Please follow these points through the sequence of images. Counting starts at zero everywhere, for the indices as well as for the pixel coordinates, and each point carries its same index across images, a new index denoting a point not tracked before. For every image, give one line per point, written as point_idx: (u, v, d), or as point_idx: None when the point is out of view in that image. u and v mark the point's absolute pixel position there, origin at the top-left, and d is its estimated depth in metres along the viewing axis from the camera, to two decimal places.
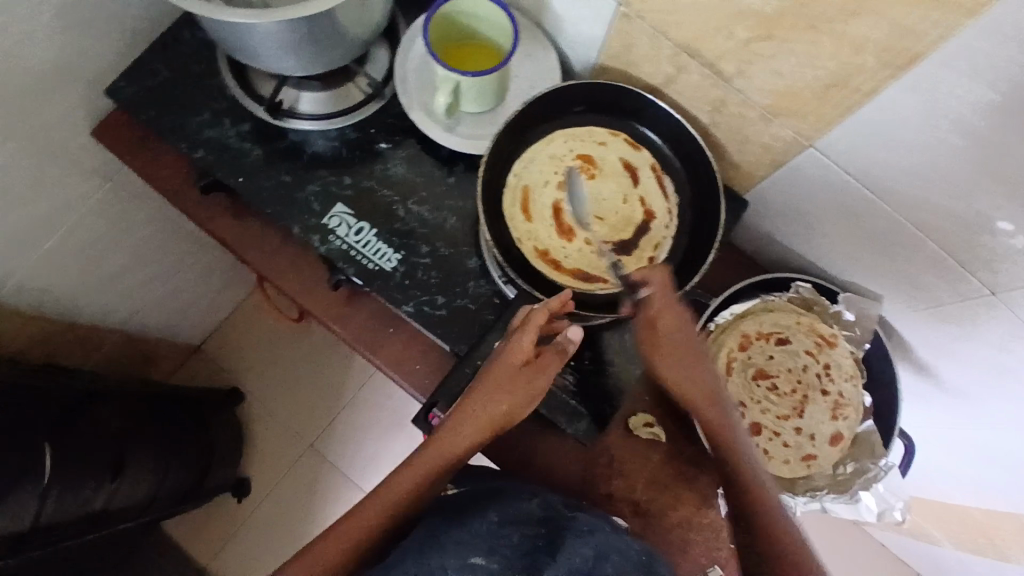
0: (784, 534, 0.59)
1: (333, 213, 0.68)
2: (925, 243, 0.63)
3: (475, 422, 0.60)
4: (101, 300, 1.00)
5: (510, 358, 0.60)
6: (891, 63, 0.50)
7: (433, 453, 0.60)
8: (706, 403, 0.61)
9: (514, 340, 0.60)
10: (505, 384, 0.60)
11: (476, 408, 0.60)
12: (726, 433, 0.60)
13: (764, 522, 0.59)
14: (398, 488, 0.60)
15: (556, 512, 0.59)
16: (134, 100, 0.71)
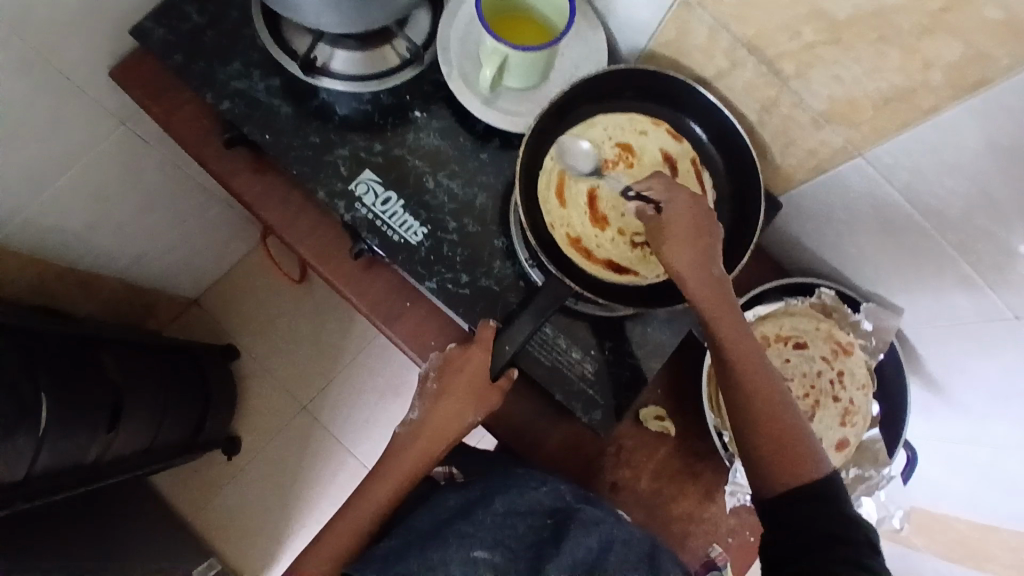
0: (777, 415, 0.56)
1: (361, 179, 0.66)
2: (958, 263, 0.63)
3: (435, 434, 0.62)
4: (103, 245, 0.98)
5: (466, 377, 0.61)
6: (960, 82, 0.48)
7: (400, 467, 0.62)
8: (706, 284, 0.58)
9: (469, 361, 0.61)
10: (464, 402, 0.61)
11: (434, 420, 0.62)
12: (727, 317, 0.57)
13: (762, 403, 0.56)
14: (374, 495, 0.61)
15: (565, 503, 0.60)
16: (160, 42, 0.67)
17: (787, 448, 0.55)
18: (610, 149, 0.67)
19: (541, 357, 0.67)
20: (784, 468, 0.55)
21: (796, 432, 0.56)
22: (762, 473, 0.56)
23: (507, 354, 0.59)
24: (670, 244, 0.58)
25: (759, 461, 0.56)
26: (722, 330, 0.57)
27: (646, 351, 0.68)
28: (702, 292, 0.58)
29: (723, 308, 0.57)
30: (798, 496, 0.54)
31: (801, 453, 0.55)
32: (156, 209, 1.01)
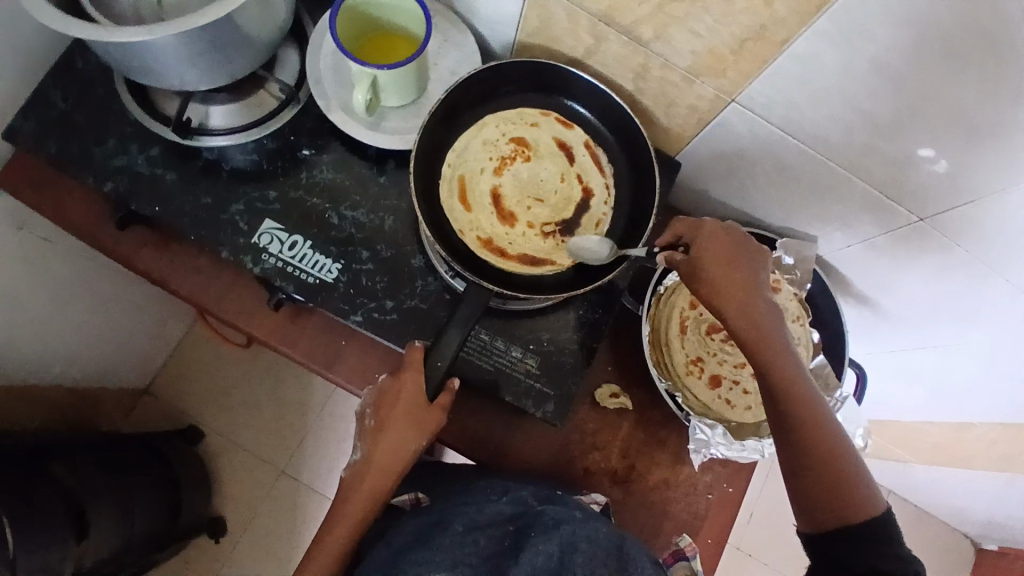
0: (836, 463, 0.53)
1: (263, 230, 0.65)
2: (853, 182, 0.65)
3: (382, 468, 0.62)
4: (30, 355, 0.94)
5: (404, 404, 0.60)
6: (800, 13, 0.50)
7: (354, 507, 0.61)
8: (762, 329, 0.55)
9: (405, 391, 0.60)
10: (412, 431, 0.61)
11: (382, 454, 0.61)
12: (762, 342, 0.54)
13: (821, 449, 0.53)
14: (335, 540, 0.61)
15: (527, 506, 0.60)
16: (27, 137, 0.65)
17: (846, 495, 0.52)
18: (505, 146, 0.68)
19: (483, 363, 0.67)
20: (839, 510, 0.52)
21: (856, 478, 0.53)
22: (812, 514, 0.54)
23: (441, 370, 0.58)
24: (716, 289, 0.55)
25: (811, 505, 0.53)
26: (777, 378, 0.54)
27: (584, 334, 0.68)
28: (756, 335, 0.54)
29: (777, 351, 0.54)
30: (850, 540, 0.52)
31: (855, 496, 0.52)
32: (77, 305, 0.98)
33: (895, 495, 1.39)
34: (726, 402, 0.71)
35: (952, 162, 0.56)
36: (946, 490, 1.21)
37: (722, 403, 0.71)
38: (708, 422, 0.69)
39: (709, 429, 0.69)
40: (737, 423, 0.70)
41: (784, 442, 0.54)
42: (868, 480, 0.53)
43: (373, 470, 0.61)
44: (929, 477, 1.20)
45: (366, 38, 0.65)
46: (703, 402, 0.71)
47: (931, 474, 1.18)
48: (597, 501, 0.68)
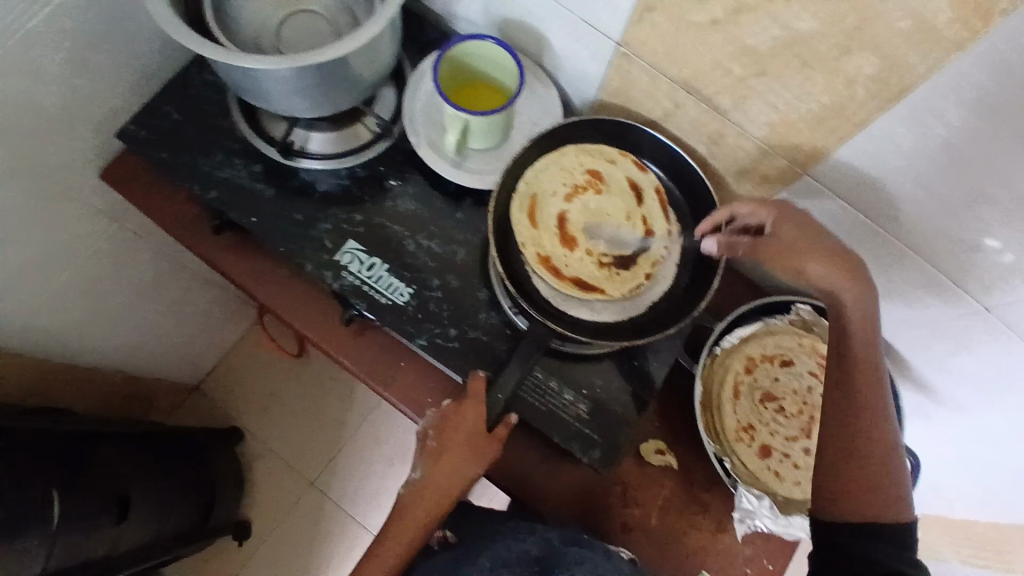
0: (883, 456, 0.56)
1: (345, 249, 0.69)
2: (917, 262, 0.65)
3: (438, 494, 0.63)
4: (100, 343, 1.00)
5: (464, 434, 0.62)
6: (881, 96, 0.52)
7: (408, 528, 0.63)
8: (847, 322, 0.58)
9: (465, 419, 0.62)
10: (470, 462, 0.62)
11: (438, 480, 0.63)
12: (856, 314, 0.57)
13: (872, 434, 0.56)
14: (389, 559, 0.63)
15: (554, 548, 0.60)
16: (143, 140, 0.71)
17: (878, 490, 0.56)
18: (580, 175, 0.70)
19: (535, 403, 0.68)
20: (867, 504, 0.55)
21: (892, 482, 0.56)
22: (833, 496, 0.57)
23: (500, 402, 0.62)
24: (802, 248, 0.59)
25: (845, 484, 0.56)
26: (859, 371, 0.57)
27: (637, 384, 0.69)
28: (852, 313, 0.57)
29: (862, 335, 0.57)
30: (870, 534, 0.55)
31: (886, 495, 0.56)
32: (153, 301, 1.04)
33: None
34: (775, 475, 0.70)
35: (1017, 254, 0.57)
36: None
37: (770, 475, 0.70)
38: (755, 492, 0.68)
39: (755, 500, 0.68)
40: (784, 497, 0.69)
41: (841, 413, 0.57)
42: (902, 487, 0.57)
43: (428, 496, 0.63)
44: None
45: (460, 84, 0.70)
46: (751, 472, 0.70)
47: None
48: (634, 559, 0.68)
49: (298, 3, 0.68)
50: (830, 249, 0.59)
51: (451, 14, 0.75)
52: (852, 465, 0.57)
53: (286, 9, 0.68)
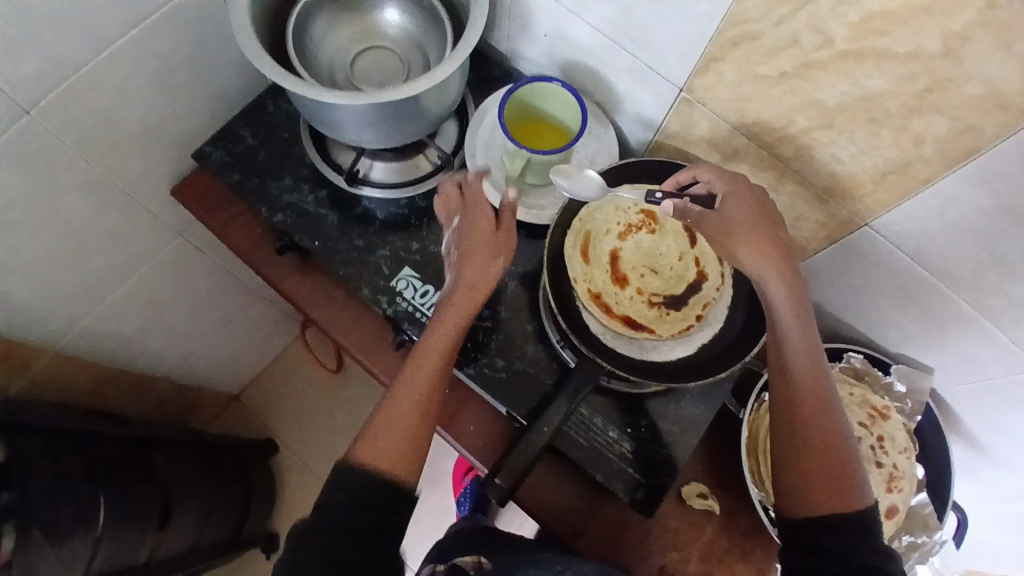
0: (829, 443, 0.55)
1: (401, 275, 0.71)
2: (977, 320, 0.64)
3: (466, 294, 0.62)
4: (153, 349, 1.03)
5: (484, 214, 0.65)
6: (950, 156, 0.52)
7: (407, 396, 0.58)
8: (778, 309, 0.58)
9: (477, 216, 0.65)
10: (488, 245, 0.63)
11: (443, 330, 0.61)
12: (787, 308, 0.58)
13: (813, 423, 0.56)
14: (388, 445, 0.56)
15: None
16: (217, 162, 0.75)
17: (836, 482, 0.54)
18: (634, 215, 0.71)
19: (579, 438, 0.68)
20: (825, 493, 0.53)
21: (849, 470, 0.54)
22: (798, 495, 0.55)
23: (545, 436, 0.61)
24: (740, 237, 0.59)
25: (799, 480, 0.55)
26: (790, 359, 0.58)
27: (682, 427, 0.69)
28: (780, 305, 0.58)
29: (795, 328, 0.58)
30: (834, 530, 0.52)
31: (842, 483, 0.54)
32: (206, 311, 1.08)
33: None
34: None
35: None
36: None
37: None
38: None
39: None
40: None
41: (784, 408, 0.57)
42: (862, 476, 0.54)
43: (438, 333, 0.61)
44: None
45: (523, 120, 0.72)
46: None
47: None
48: None
49: (373, 39, 0.72)
50: (776, 237, 0.59)
51: (514, 52, 0.79)
52: (800, 458, 0.55)
53: (361, 44, 0.72)
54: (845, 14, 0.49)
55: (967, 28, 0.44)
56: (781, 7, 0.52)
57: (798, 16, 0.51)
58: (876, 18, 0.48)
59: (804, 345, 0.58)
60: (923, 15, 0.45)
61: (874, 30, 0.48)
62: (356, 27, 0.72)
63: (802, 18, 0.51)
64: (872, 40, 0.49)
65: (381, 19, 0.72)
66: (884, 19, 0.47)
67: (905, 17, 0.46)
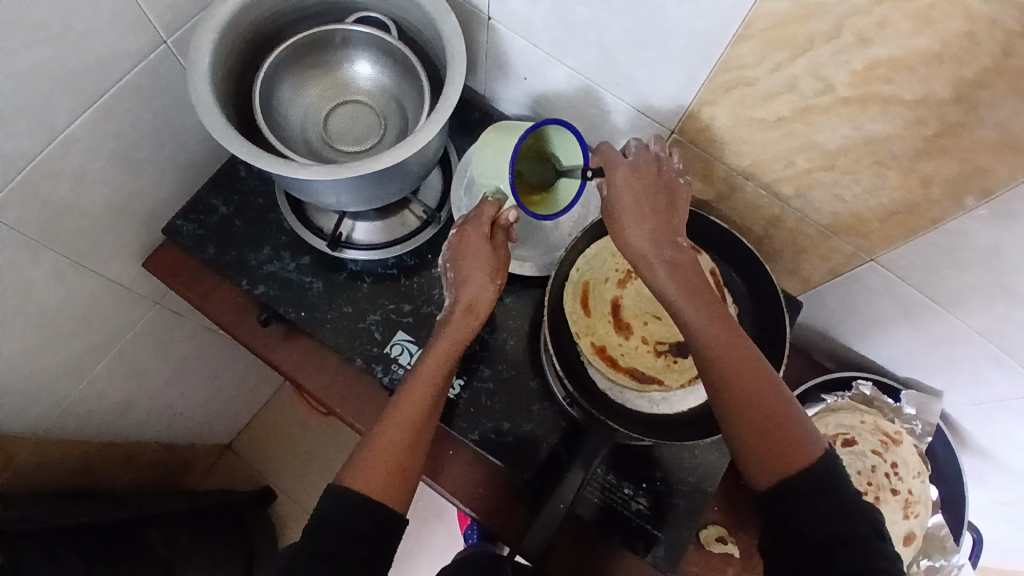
0: (758, 400, 0.52)
1: (395, 341, 0.68)
2: (985, 344, 0.63)
3: (468, 314, 0.60)
4: (139, 418, 0.99)
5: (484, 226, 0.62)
6: (959, 198, 0.51)
7: (407, 411, 0.56)
8: (675, 285, 0.56)
9: (470, 232, 0.62)
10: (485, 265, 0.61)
11: (438, 355, 0.58)
12: (681, 280, 0.56)
13: (734, 387, 0.52)
14: (384, 454, 0.54)
15: None
16: (190, 235, 0.71)
17: (781, 439, 0.50)
18: None
19: (594, 497, 0.66)
20: (773, 453, 0.50)
21: (786, 422, 0.51)
22: (753, 459, 0.51)
23: (563, 511, 0.58)
24: (628, 220, 0.57)
25: (749, 448, 0.51)
26: (699, 331, 0.54)
27: (698, 475, 0.67)
28: (668, 284, 0.56)
29: (687, 299, 0.55)
30: (799, 492, 0.48)
31: (788, 435, 0.50)
32: (191, 370, 1.03)
33: None
34: None
35: None
36: None
37: None
38: None
39: None
40: None
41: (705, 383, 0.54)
42: (804, 423, 0.51)
43: (442, 348, 0.58)
44: None
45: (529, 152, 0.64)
46: None
47: None
48: None
49: (344, 94, 0.69)
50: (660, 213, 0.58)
51: (495, 94, 0.76)
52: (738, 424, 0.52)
53: (334, 101, 0.69)
54: (848, 62, 0.46)
55: (979, 76, 0.42)
56: (777, 55, 0.49)
57: (796, 63, 0.49)
58: (882, 65, 0.45)
59: (707, 313, 0.55)
60: (932, 63, 0.43)
61: (879, 76, 0.46)
62: (326, 83, 0.69)
63: (801, 65, 0.49)
64: (878, 85, 0.47)
65: (352, 72, 0.69)
66: (890, 66, 0.45)
67: (913, 64, 0.44)
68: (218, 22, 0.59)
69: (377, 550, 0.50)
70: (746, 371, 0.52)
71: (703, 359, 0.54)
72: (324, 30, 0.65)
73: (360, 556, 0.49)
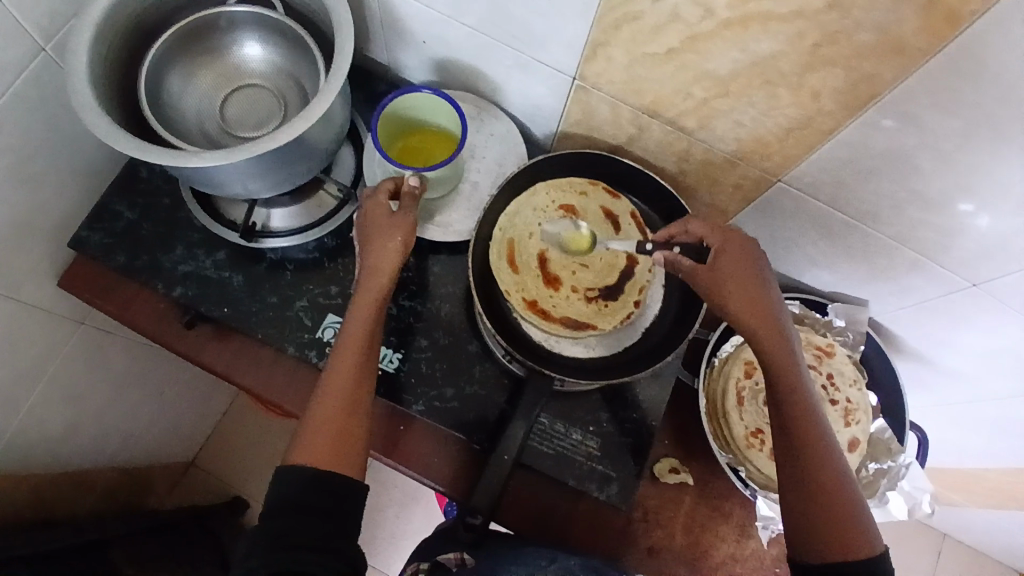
0: (839, 489, 0.54)
1: (327, 324, 0.67)
2: (902, 251, 0.65)
3: (379, 274, 0.58)
4: (85, 444, 0.95)
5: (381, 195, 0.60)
6: (849, 107, 0.52)
7: (339, 378, 0.56)
8: (780, 361, 0.57)
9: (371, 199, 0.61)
10: (381, 226, 0.59)
11: (360, 319, 0.58)
12: (782, 358, 0.57)
13: (819, 467, 0.55)
14: (325, 425, 0.53)
15: None
16: (95, 246, 0.68)
17: (847, 527, 0.53)
18: (554, 212, 0.69)
19: (544, 448, 0.67)
20: (837, 536, 0.52)
21: (856, 515, 0.53)
22: (812, 535, 0.53)
23: (509, 463, 0.59)
24: (731, 287, 0.58)
25: (810, 523, 0.54)
26: (795, 407, 0.56)
27: (642, 411, 0.68)
28: (772, 356, 0.57)
29: (790, 373, 0.57)
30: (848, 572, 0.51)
31: (855, 532, 0.52)
32: (133, 388, 1.00)
33: (951, 537, 1.32)
34: None
35: (989, 209, 0.55)
36: (1007, 535, 1.18)
37: None
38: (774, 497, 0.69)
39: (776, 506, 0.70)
40: None
41: (788, 453, 0.56)
42: (870, 520, 0.54)
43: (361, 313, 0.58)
44: (989, 524, 1.17)
45: (399, 138, 0.67)
46: (767, 476, 0.69)
47: (994, 522, 1.15)
48: None
49: (238, 79, 0.67)
50: (762, 288, 0.59)
51: (397, 63, 0.74)
52: (812, 501, 0.54)
53: (227, 88, 0.66)
54: None
55: None
56: None
57: None
58: None
59: (810, 394, 0.56)
60: None
61: None
62: (217, 70, 0.66)
63: None
64: (756, 3, 0.47)
65: (242, 56, 0.66)
66: None
67: None
68: (91, 21, 0.56)
69: (332, 521, 0.50)
70: (833, 458, 0.55)
71: (794, 432, 0.56)
72: (207, 15, 0.62)
73: (322, 529, 0.49)
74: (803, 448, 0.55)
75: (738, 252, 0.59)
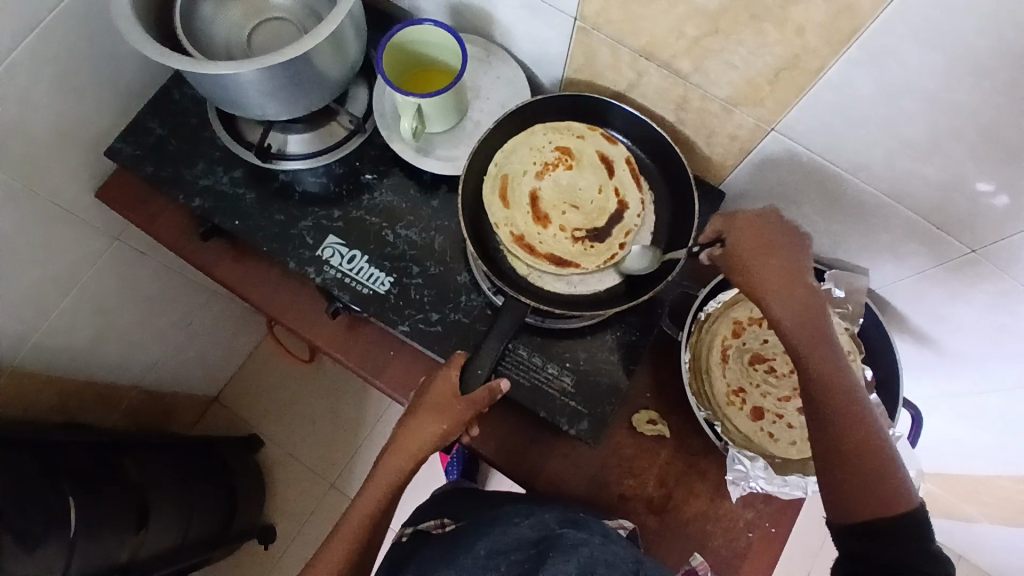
0: (869, 451, 0.52)
1: (327, 244, 0.72)
2: (899, 211, 0.64)
3: (437, 414, 0.63)
4: (112, 359, 1.03)
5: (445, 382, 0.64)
6: (834, 43, 0.52)
7: (383, 474, 0.66)
8: (799, 328, 0.55)
9: (441, 382, 0.64)
10: (440, 409, 0.63)
11: (413, 436, 0.65)
12: (806, 323, 0.54)
13: (842, 429, 0.53)
14: (365, 508, 0.65)
15: (548, 531, 0.60)
16: (128, 156, 0.75)
17: (875, 486, 0.51)
18: (550, 152, 0.71)
19: (520, 378, 0.69)
20: (866, 497, 0.51)
21: (886, 469, 0.51)
22: (837, 501, 0.53)
23: (481, 378, 0.62)
24: (745, 267, 0.56)
25: (835, 490, 0.53)
26: (816, 374, 0.54)
27: (621, 353, 0.70)
28: (792, 328, 0.55)
29: (812, 336, 0.54)
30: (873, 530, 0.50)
31: (887, 492, 0.51)
32: (160, 314, 1.08)
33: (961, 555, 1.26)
34: (769, 435, 0.69)
35: (979, 160, 0.54)
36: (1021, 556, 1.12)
37: (765, 436, 0.69)
38: (749, 453, 0.68)
39: (749, 462, 0.68)
40: (781, 458, 0.69)
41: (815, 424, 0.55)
42: (903, 474, 0.52)
43: (418, 431, 0.64)
44: (1002, 543, 1.11)
45: (408, 74, 0.72)
46: (745, 435, 0.69)
47: (1008, 539, 1.09)
48: (624, 527, 0.67)
49: (267, 12, 0.72)
50: (786, 255, 0.56)
51: (417, 9, 0.78)
52: (842, 469, 0.53)
53: (256, 18, 0.72)
54: None
55: None
56: None
57: None
58: None
59: (836, 359, 0.54)
60: None
61: None
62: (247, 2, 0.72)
63: None
64: None
65: None
66: None
67: None
68: None
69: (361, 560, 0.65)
70: (859, 418, 0.53)
71: (812, 392, 0.54)
72: None
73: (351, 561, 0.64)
74: (829, 417, 0.53)
75: (751, 228, 0.57)
